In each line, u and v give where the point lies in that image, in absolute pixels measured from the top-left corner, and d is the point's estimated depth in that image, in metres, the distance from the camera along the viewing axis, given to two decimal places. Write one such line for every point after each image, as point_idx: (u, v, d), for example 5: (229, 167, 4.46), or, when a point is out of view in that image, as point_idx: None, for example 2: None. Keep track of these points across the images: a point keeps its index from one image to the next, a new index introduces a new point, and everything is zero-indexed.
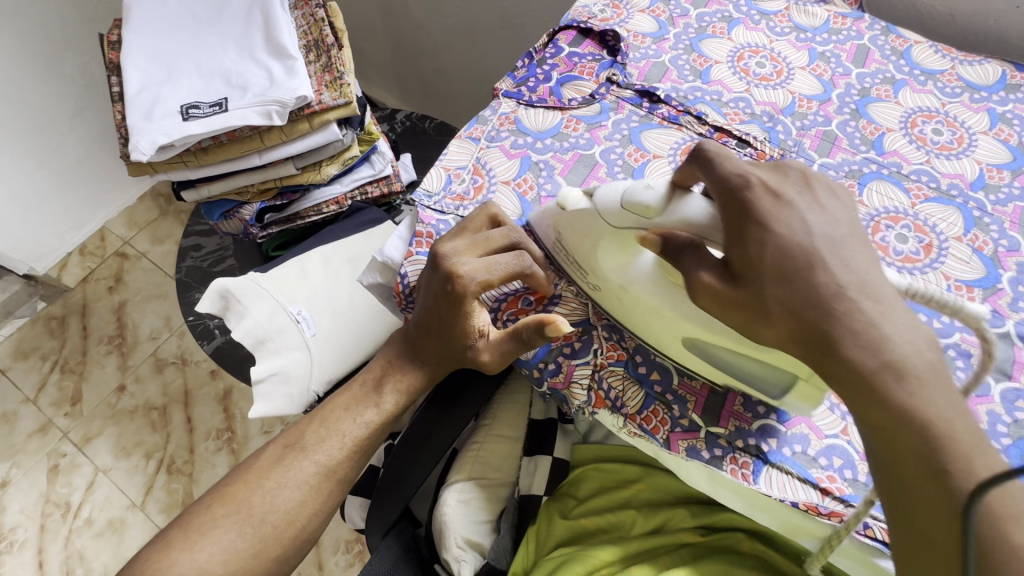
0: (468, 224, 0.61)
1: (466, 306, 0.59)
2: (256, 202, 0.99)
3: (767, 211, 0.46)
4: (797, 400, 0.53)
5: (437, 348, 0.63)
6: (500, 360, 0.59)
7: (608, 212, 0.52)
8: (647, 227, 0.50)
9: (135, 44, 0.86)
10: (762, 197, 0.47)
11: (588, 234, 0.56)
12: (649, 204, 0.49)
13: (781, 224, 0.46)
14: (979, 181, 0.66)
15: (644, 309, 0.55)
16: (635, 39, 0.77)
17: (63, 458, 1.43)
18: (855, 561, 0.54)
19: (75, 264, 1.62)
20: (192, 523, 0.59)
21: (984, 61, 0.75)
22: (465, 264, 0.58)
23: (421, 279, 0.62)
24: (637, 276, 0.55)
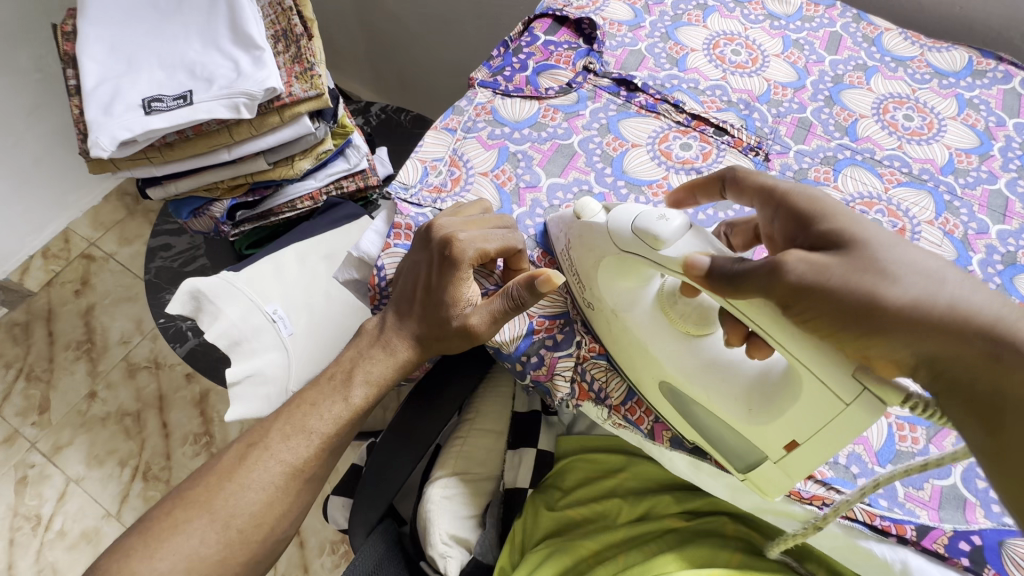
0: (463, 207, 0.61)
1: (461, 273, 0.58)
2: (226, 198, 0.96)
3: (813, 209, 0.47)
4: (758, 480, 0.53)
5: (421, 322, 0.61)
6: (490, 322, 0.57)
7: (616, 234, 0.52)
8: (653, 258, 0.50)
9: (90, 35, 0.82)
10: (798, 192, 0.48)
11: (597, 256, 0.55)
12: (657, 235, 0.49)
13: (831, 217, 0.46)
14: (949, 166, 0.67)
15: (628, 342, 0.55)
16: (612, 27, 0.76)
17: (32, 469, 1.37)
18: (844, 550, 0.55)
19: (38, 267, 1.56)
20: (153, 530, 0.57)
21: (951, 47, 0.76)
22: (463, 232, 0.57)
23: (409, 260, 0.61)
24: (627, 308, 0.55)
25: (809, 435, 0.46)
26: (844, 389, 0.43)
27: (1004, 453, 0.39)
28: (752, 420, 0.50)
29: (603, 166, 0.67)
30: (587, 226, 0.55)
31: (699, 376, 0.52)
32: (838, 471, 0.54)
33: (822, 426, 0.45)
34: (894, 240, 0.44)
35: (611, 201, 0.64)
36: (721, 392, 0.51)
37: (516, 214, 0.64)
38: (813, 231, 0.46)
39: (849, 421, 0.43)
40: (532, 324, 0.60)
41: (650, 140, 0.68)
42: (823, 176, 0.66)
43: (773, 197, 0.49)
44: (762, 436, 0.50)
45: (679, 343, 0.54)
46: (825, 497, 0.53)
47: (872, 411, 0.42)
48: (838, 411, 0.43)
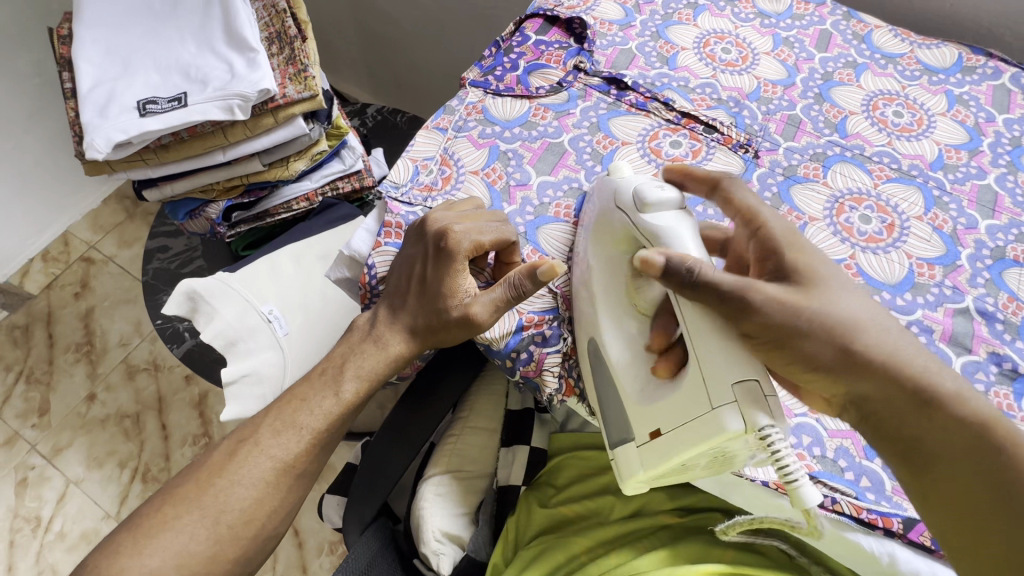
0: (456, 202, 0.62)
1: (456, 265, 0.58)
2: (222, 200, 0.97)
3: (786, 240, 0.53)
4: (620, 456, 0.54)
5: (413, 317, 0.61)
6: (491, 311, 0.57)
7: (620, 193, 0.56)
8: (637, 222, 0.53)
9: (85, 38, 0.83)
10: (776, 222, 0.54)
11: (599, 215, 0.58)
12: (648, 199, 0.53)
13: (799, 253, 0.52)
14: (938, 161, 0.67)
15: (587, 299, 0.57)
16: (602, 26, 0.76)
17: (31, 471, 1.38)
18: (833, 545, 0.55)
19: (38, 271, 1.57)
20: (144, 527, 0.57)
21: (941, 44, 0.77)
22: (457, 225, 0.58)
23: (403, 254, 0.62)
24: (599, 267, 0.57)
25: (673, 427, 0.48)
26: (718, 394, 0.45)
27: (934, 489, 0.48)
28: (641, 398, 0.52)
29: (593, 164, 0.67)
30: (609, 181, 0.59)
31: (623, 350, 0.54)
32: (825, 465, 0.54)
33: (688, 423, 0.47)
34: (842, 283, 0.51)
35: None
36: (630, 365, 0.54)
37: (506, 212, 0.65)
38: (778, 261, 0.52)
39: (708, 426, 0.45)
40: (522, 320, 0.59)
41: (640, 138, 0.69)
42: (813, 173, 0.67)
43: (755, 220, 0.55)
44: (641, 414, 0.52)
45: (622, 312, 0.55)
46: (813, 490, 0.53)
47: (732, 427, 0.44)
48: (703, 410, 0.46)
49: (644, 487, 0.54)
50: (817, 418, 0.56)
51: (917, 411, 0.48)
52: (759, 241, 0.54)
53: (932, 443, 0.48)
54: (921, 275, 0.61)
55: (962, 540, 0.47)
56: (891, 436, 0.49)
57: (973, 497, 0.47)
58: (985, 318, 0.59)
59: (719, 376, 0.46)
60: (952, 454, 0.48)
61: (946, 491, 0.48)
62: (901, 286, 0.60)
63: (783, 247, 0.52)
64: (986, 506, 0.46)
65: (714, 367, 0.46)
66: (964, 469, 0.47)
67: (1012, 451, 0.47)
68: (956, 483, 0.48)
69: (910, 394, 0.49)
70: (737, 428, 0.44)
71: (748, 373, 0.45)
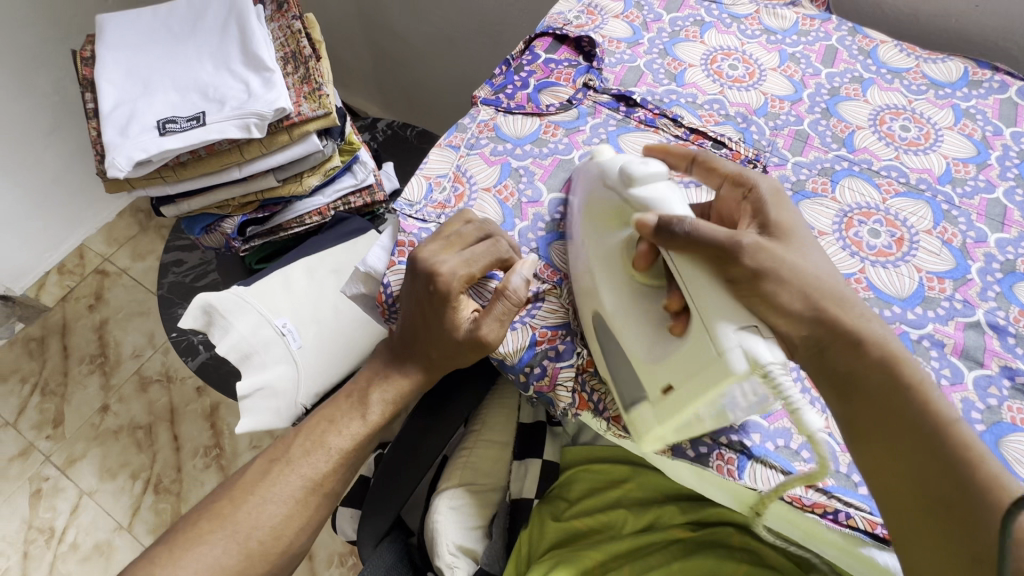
0: (442, 226, 0.61)
1: (452, 303, 0.59)
2: (237, 215, 0.99)
3: (774, 199, 0.56)
4: (639, 418, 0.55)
5: (428, 342, 0.62)
6: (498, 328, 0.58)
7: (607, 172, 0.57)
8: (626, 198, 0.55)
9: (109, 61, 0.86)
10: (764, 184, 0.57)
11: (588, 198, 0.60)
12: (635, 175, 0.54)
13: (782, 209, 0.56)
14: (946, 175, 0.68)
15: (587, 274, 0.58)
16: (611, 44, 0.78)
17: (45, 482, 1.39)
18: (847, 556, 0.55)
19: (53, 283, 1.59)
20: (180, 540, 0.58)
21: (946, 59, 0.77)
22: (444, 263, 0.58)
23: (403, 291, 0.62)
24: (592, 244, 0.58)
25: (684, 380, 0.48)
26: (723, 338, 0.45)
27: (853, 419, 0.51)
28: (647, 356, 0.52)
29: None
30: (593, 163, 0.60)
31: (626, 316, 0.54)
32: (839, 479, 0.54)
33: (697, 373, 0.47)
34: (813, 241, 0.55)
35: None
36: (635, 326, 0.53)
37: (517, 228, 0.66)
38: (764, 220, 0.55)
39: (716, 371, 0.45)
40: (535, 336, 0.60)
41: None
42: (821, 188, 0.67)
43: (744, 182, 0.58)
44: (651, 370, 0.51)
45: (617, 282, 0.56)
46: (826, 504, 0.53)
47: (738, 366, 0.44)
48: (709, 358, 0.46)
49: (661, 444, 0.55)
50: (830, 432, 0.56)
51: (853, 349, 0.51)
52: (750, 203, 0.57)
53: (859, 380, 0.50)
54: (931, 290, 0.61)
55: (883, 469, 0.49)
56: (829, 372, 0.51)
57: (884, 427, 0.49)
58: (997, 332, 0.59)
59: (722, 322, 0.46)
60: (880, 389, 0.50)
61: (873, 424, 0.50)
62: (910, 299, 0.60)
63: (767, 206, 0.56)
64: (903, 439, 0.48)
65: (714, 316, 0.47)
66: (888, 403, 0.49)
67: (916, 389, 0.49)
68: (875, 416, 0.50)
69: (838, 332, 0.51)
70: (743, 368, 0.44)
71: (748, 318, 0.46)
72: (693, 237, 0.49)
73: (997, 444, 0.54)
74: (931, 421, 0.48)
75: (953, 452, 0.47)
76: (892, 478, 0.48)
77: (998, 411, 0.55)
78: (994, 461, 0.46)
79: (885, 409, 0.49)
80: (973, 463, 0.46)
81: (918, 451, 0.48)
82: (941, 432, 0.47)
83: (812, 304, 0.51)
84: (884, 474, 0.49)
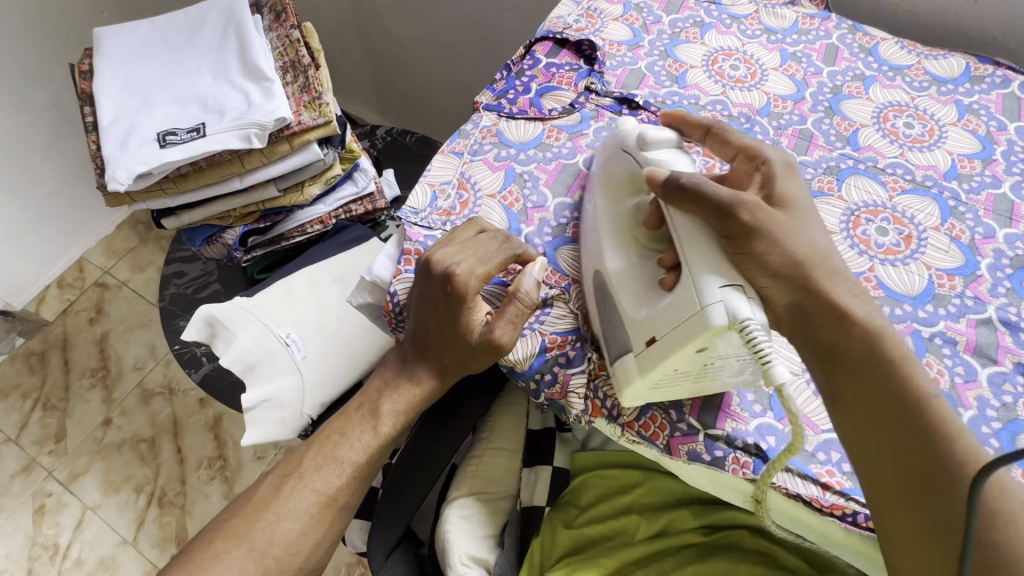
0: (456, 230, 0.61)
1: (468, 304, 0.58)
2: (239, 225, 0.98)
3: (784, 171, 0.56)
4: (620, 373, 0.54)
5: (438, 352, 0.62)
6: (512, 331, 0.57)
7: (624, 138, 0.59)
8: (640, 161, 0.56)
9: (108, 75, 0.86)
10: (776, 156, 0.57)
11: (606, 165, 0.61)
12: (650, 139, 0.55)
13: (790, 182, 0.56)
14: (952, 171, 0.68)
15: (595, 237, 0.59)
16: (612, 47, 0.78)
17: (49, 498, 1.38)
18: (863, 556, 0.56)
19: (54, 297, 1.59)
20: (194, 560, 0.57)
21: (948, 55, 0.77)
22: (461, 264, 0.57)
23: (414, 293, 0.61)
24: (604, 209, 0.59)
25: (666, 331, 0.49)
26: (708, 292, 0.46)
27: (834, 390, 0.52)
28: (634, 310, 0.53)
29: None
30: (614, 134, 0.61)
31: (625, 276, 0.55)
32: (857, 481, 0.53)
33: (680, 322, 0.48)
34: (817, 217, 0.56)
35: None
36: (630, 283, 0.54)
37: (524, 233, 0.66)
38: (770, 192, 0.55)
39: (697, 325, 0.46)
40: (545, 342, 0.60)
41: None
42: (827, 187, 0.67)
43: (756, 153, 0.57)
44: (640, 320, 0.52)
45: (620, 246, 0.56)
46: (845, 506, 0.53)
47: (717, 320, 0.45)
48: (692, 310, 0.47)
49: (641, 399, 0.55)
50: None
51: (835, 322, 0.52)
52: (761, 173, 0.56)
53: (841, 348, 0.52)
54: (942, 287, 0.61)
55: (863, 437, 0.50)
56: (814, 342, 0.52)
57: (869, 397, 0.50)
58: (1010, 329, 0.58)
59: (708, 276, 0.47)
60: (862, 360, 0.51)
61: (852, 394, 0.51)
62: (921, 297, 0.60)
63: (776, 178, 0.55)
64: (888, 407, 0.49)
65: (702, 270, 0.48)
66: (869, 376, 0.51)
67: (899, 360, 0.50)
68: (857, 389, 0.51)
69: (823, 302, 0.52)
70: (722, 322, 0.45)
71: (734, 278, 0.48)
72: (693, 189, 0.50)
73: (1014, 442, 0.53)
74: (913, 393, 0.49)
75: (931, 423, 0.48)
76: (872, 447, 0.50)
77: (1014, 408, 0.55)
78: (969, 436, 0.48)
79: (866, 378, 0.51)
80: (951, 437, 0.47)
81: (902, 421, 0.49)
82: (921, 404, 0.49)
83: (799, 269, 0.52)
84: (859, 443, 0.50)
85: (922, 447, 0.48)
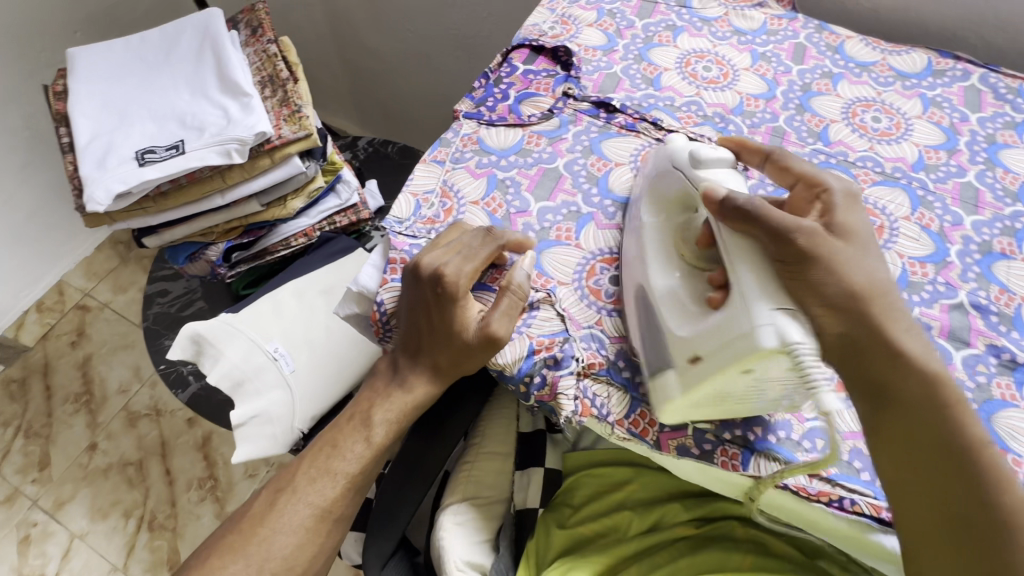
0: (441, 235, 0.62)
1: (460, 302, 0.59)
2: (222, 241, 0.98)
3: (845, 201, 0.55)
4: (657, 390, 0.55)
5: (432, 356, 0.62)
6: (508, 323, 0.58)
7: (674, 154, 0.60)
8: (692, 178, 0.57)
9: (83, 94, 0.85)
10: (838, 186, 0.56)
11: (655, 180, 0.62)
12: (704, 157, 0.57)
13: (851, 213, 0.55)
14: (919, 162, 0.70)
15: (638, 252, 0.60)
16: (587, 53, 0.79)
17: (34, 528, 1.35)
18: (852, 542, 0.56)
19: (33, 322, 1.56)
20: None
21: (910, 50, 0.80)
22: (449, 265, 0.59)
23: (402, 302, 0.62)
24: (649, 224, 0.60)
25: (713, 350, 0.50)
26: (759, 313, 0.47)
27: (879, 428, 0.52)
28: (676, 327, 0.53)
29: (590, 186, 0.69)
30: (663, 148, 0.63)
31: (668, 298, 0.55)
32: (842, 467, 0.55)
33: (726, 343, 0.48)
34: (875, 249, 0.54)
35: (599, 220, 0.67)
36: (671, 300, 0.55)
37: None
38: (830, 220, 0.54)
39: (744, 345, 0.47)
40: (532, 344, 0.60)
41: (632, 159, 0.71)
42: None
43: (816, 181, 0.57)
44: (683, 338, 0.53)
45: (667, 265, 0.58)
46: (832, 493, 0.54)
47: (767, 343, 0.46)
48: (740, 331, 0.47)
49: (678, 416, 0.55)
50: (829, 420, 0.57)
51: (891, 360, 0.51)
52: (820, 203, 0.56)
53: (905, 378, 0.52)
54: (915, 274, 0.62)
55: (907, 477, 0.51)
56: (869, 379, 0.52)
57: (917, 438, 0.51)
58: (980, 312, 0.61)
59: (757, 297, 0.48)
60: (919, 401, 0.51)
61: (903, 432, 0.52)
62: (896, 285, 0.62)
63: (836, 206, 0.55)
64: (936, 448, 0.51)
65: (753, 294, 0.48)
66: (928, 418, 0.51)
67: (959, 406, 0.51)
68: (900, 431, 0.52)
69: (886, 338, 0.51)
70: (773, 345, 0.46)
71: (785, 301, 0.48)
72: (750, 211, 0.50)
73: (989, 421, 0.55)
74: (969, 441, 0.51)
75: (984, 474, 0.50)
76: (918, 491, 0.51)
77: (988, 388, 0.57)
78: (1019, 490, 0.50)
79: (920, 418, 0.51)
80: (1002, 488, 0.49)
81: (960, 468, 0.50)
82: (974, 453, 0.50)
83: (854, 300, 0.51)
84: (905, 481, 0.51)
85: (960, 498, 0.50)
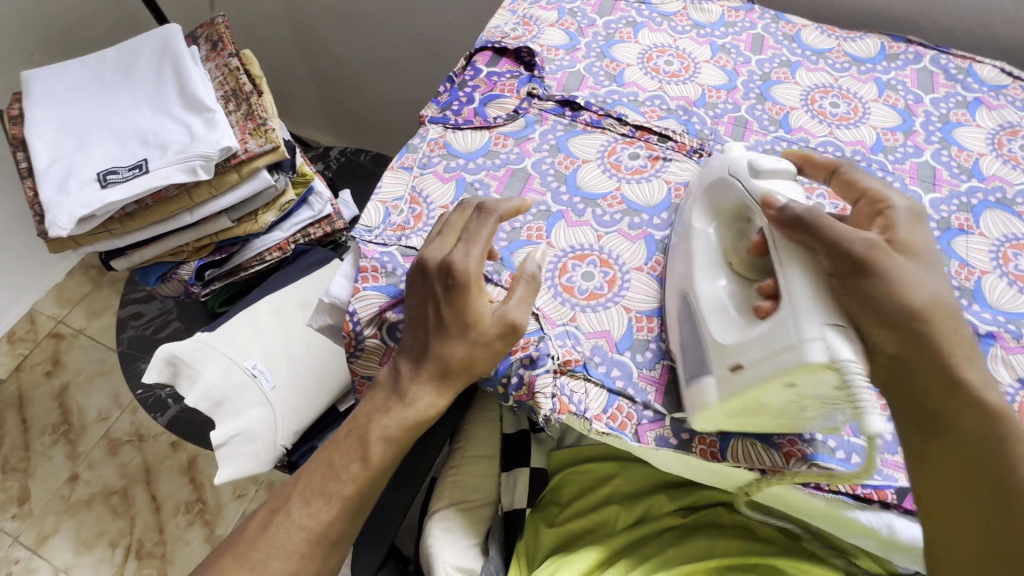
0: (437, 227, 0.61)
1: (472, 293, 0.57)
2: (193, 260, 0.97)
3: (909, 222, 0.52)
4: (692, 394, 0.55)
5: (440, 358, 0.58)
6: (525, 309, 0.57)
7: (732, 163, 0.57)
8: (750, 189, 0.54)
9: (40, 118, 0.83)
10: (903, 204, 0.53)
11: (710, 190, 0.59)
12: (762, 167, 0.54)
13: (916, 233, 0.52)
14: (878, 145, 0.72)
15: (688, 261, 0.59)
16: (550, 52, 0.80)
17: (16, 565, 1.31)
18: (830, 521, 0.58)
19: (4, 353, 1.52)
20: None
21: (864, 36, 0.82)
22: (456, 255, 0.58)
23: (407, 302, 0.60)
24: (701, 235, 0.59)
25: (756, 359, 0.49)
26: (809, 326, 0.46)
27: (931, 453, 0.49)
28: (721, 334, 0.53)
29: (558, 185, 0.70)
30: (718, 158, 0.60)
31: (713, 308, 0.54)
32: (819, 447, 0.55)
33: (773, 353, 0.48)
34: (935, 269, 0.51)
35: (569, 218, 0.67)
36: (718, 308, 0.54)
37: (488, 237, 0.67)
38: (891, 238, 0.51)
39: (791, 359, 0.46)
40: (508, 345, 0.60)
41: (598, 155, 0.72)
42: None
43: (880, 200, 0.54)
44: (726, 342, 0.52)
45: (716, 276, 0.56)
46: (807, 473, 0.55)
47: (816, 358, 0.45)
48: (788, 344, 0.46)
49: (712, 425, 0.55)
50: None
51: (945, 385, 0.49)
52: (881, 221, 0.53)
53: (953, 399, 0.49)
54: None
55: (957, 509, 0.48)
56: (917, 404, 0.49)
57: (972, 468, 0.48)
58: None
59: (811, 311, 0.46)
60: (969, 427, 0.48)
61: (956, 460, 0.48)
62: None
63: (899, 224, 0.52)
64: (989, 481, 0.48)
65: (807, 307, 0.46)
66: (980, 443, 0.48)
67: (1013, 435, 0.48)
68: (952, 459, 0.48)
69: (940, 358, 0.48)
70: (819, 361, 0.45)
71: (838, 318, 0.46)
72: (812, 223, 0.48)
73: None
74: None
75: None
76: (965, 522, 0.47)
77: None
78: None
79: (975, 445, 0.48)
80: None
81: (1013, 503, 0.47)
82: None
83: (914, 320, 0.48)
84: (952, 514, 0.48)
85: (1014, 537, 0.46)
